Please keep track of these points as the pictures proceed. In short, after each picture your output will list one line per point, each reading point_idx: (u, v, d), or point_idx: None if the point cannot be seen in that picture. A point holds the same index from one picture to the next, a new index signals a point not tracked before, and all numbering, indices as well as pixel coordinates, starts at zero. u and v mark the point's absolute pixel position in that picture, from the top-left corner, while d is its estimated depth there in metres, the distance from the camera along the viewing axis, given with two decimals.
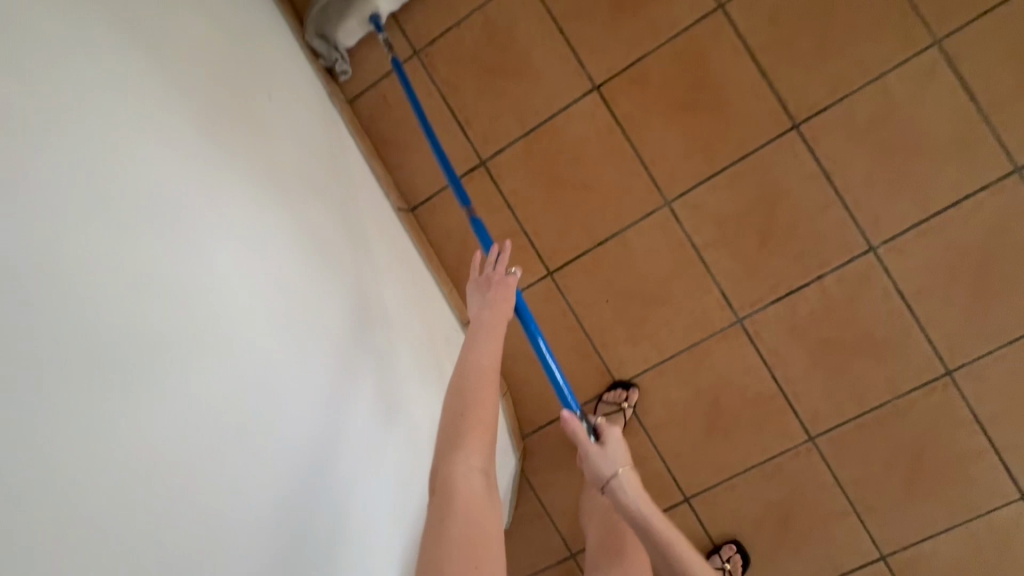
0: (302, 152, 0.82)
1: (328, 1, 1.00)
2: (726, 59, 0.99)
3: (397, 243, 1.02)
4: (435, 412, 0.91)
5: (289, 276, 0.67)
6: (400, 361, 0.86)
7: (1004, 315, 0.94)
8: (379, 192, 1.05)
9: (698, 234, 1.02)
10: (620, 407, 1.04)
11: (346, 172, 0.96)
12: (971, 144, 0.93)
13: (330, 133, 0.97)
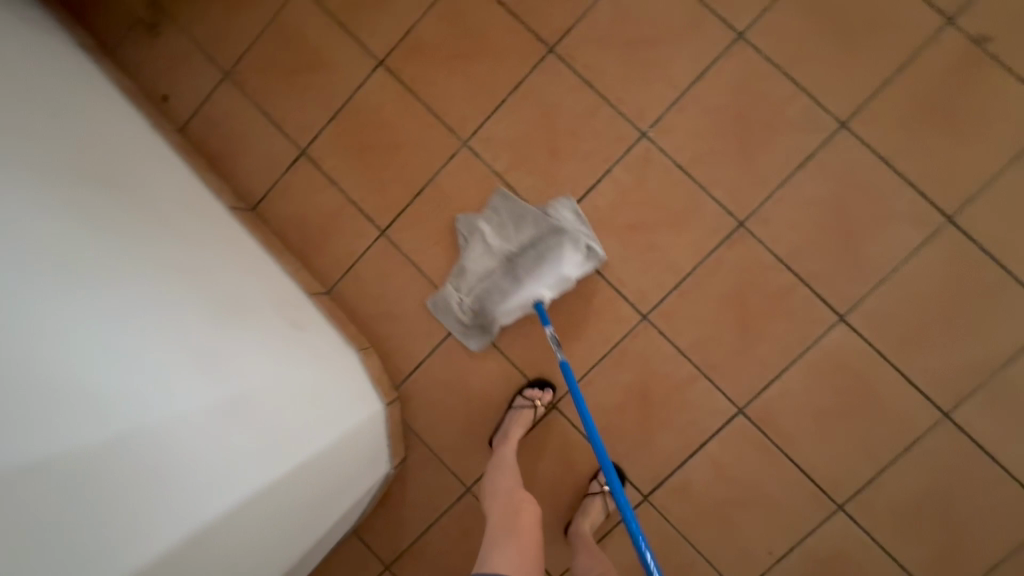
0: (143, 180, 0.94)
1: (498, 298, 1.10)
2: (480, 9, 1.13)
3: (220, 228, 1.07)
4: (285, 373, 0.92)
5: (97, 246, 0.71)
6: (239, 327, 0.89)
7: (771, 160, 1.05)
8: (199, 186, 1.11)
9: (499, 162, 1.14)
10: (532, 403, 1.09)
11: (158, 172, 1.01)
12: (696, 25, 1.07)
13: (139, 140, 1.03)
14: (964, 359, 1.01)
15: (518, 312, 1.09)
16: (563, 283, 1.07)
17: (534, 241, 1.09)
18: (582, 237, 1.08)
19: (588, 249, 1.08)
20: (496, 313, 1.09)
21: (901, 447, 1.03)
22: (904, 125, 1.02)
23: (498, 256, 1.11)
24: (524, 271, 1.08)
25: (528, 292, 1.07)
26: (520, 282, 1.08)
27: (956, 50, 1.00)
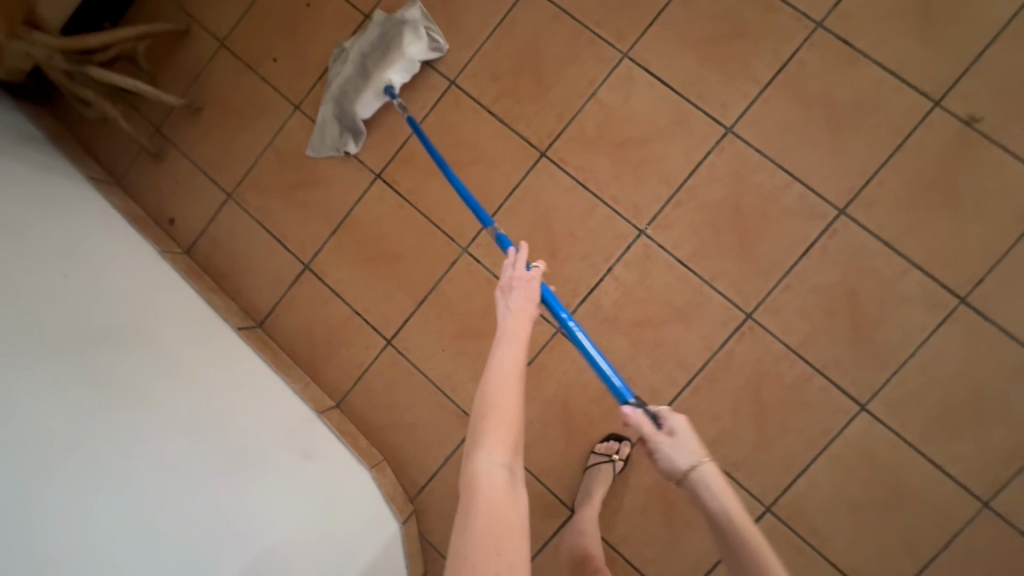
0: (179, 322, 1.02)
1: (348, 82, 1.16)
2: (471, 119, 1.16)
3: (230, 350, 1.09)
4: (279, 503, 0.90)
5: (72, 401, 0.73)
6: (232, 459, 0.88)
7: (773, 249, 1.04)
8: (209, 310, 1.13)
9: (499, 266, 1.14)
10: (610, 457, 1.04)
11: (168, 301, 1.04)
12: (684, 122, 1.08)
13: (150, 271, 1.07)
14: (998, 444, 0.97)
15: (377, 106, 1.17)
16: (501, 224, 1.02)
17: (380, 39, 1.15)
18: (423, 27, 1.15)
19: (432, 39, 1.16)
20: (357, 106, 1.16)
21: (943, 541, 0.98)
22: (905, 207, 1.01)
23: (357, 63, 1.15)
24: (385, 62, 1.14)
25: (378, 79, 1.14)
26: (371, 77, 1.15)
27: (948, 130, 1.00)
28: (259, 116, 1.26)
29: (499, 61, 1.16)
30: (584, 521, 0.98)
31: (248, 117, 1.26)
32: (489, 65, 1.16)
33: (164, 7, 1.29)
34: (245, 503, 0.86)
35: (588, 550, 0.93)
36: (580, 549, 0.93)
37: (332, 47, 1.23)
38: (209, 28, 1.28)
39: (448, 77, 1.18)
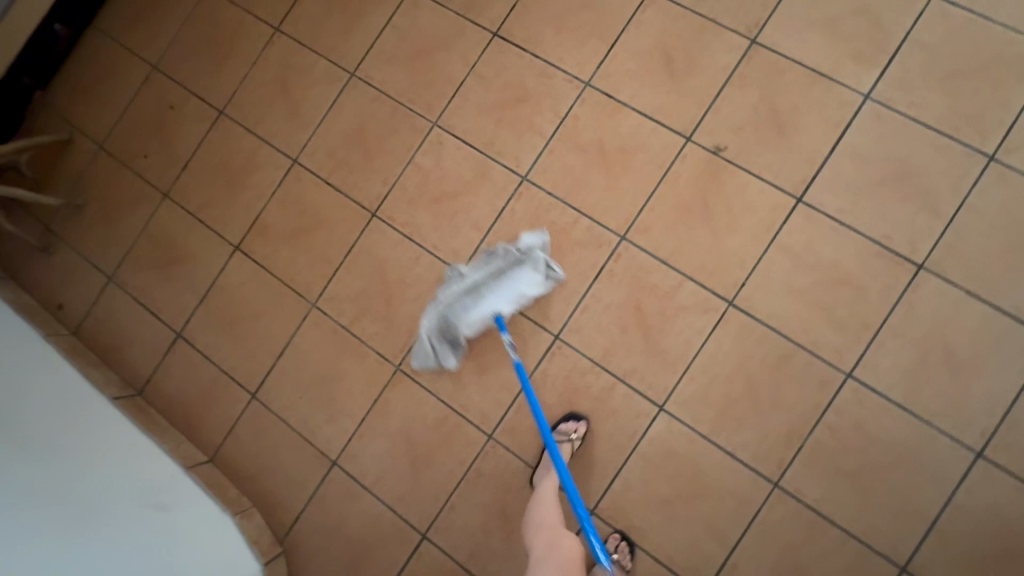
0: (40, 403, 1.13)
1: (456, 301, 1.20)
2: (312, 191, 1.33)
3: (100, 415, 1.20)
4: (101, 556, 0.99)
5: None
6: (55, 517, 0.99)
7: (570, 276, 1.19)
8: (83, 380, 1.25)
9: (344, 317, 1.28)
10: (569, 438, 1.11)
11: (40, 374, 1.18)
12: (487, 175, 1.26)
13: (28, 348, 1.22)
14: (777, 428, 1.09)
15: (480, 325, 1.19)
16: (523, 299, 1.18)
17: (502, 266, 1.19)
18: (540, 258, 1.19)
19: (548, 268, 1.19)
20: (461, 324, 1.18)
21: (743, 524, 1.08)
22: (674, 229, 1.17)
23: (469, 281, 1.20)
24: (482, 293, 1.18)
25: (489, 305, 1.18)
26: (482, 297, 1.18)
27: (700, 161, 1.18)
28: (133, 206, 1.42)
29: (332, 139, 1.34)
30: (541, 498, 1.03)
31: (124, 207, 1.42)
32: (325, 143, 1.35)
33: (50, 121, 1.48)
34: (89, 561, 0.97)
35: (547, 517, 1.00)
36: (539, 519, 1.00)
37: (194, 142, 1.41)
38: (90, 135, 1.46)
39: (291, 157, 1.36)
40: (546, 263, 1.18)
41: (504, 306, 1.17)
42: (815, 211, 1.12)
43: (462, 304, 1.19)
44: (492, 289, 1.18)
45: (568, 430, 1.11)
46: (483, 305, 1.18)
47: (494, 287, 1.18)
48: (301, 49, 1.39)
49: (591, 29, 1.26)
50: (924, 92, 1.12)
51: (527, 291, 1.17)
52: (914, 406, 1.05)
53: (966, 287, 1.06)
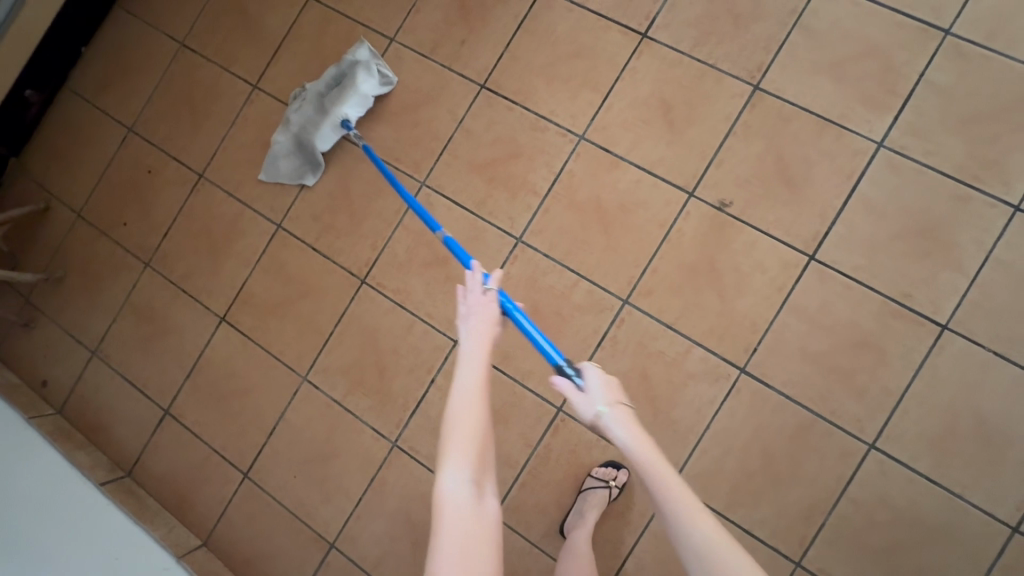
0: (17, 524, 1.09)
1: (307, 117, 1.26)
2: (298, 257, 1.28)
3: (85, 507, 1.14)
4: None
5: None
6: None
7: (571, 344, 1.13)
8: (67, 465, 1.18)
9: (336, 390, 1.22)
10: (607, 484, 1.05)
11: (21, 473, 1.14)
12: (481, 237, 1.19)
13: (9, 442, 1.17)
14: (797, 504, 1.03)
15: (335, 138, 1.26)
16: (366, 101, 1.25)
17: (335, 77, 1.27)
18: (372, 66, 1.26)
19: (382, 73, 1.26)
20: (314, 139, 1.25)
21: None
22: (679, 291, 1.10)
23: (312, 97, 1.27)
24: (326, 104, 1.25)
25: (334, 112, 1.24)
26: (327, 109, 1.25)
27: (704, 217, 1.11)
28: (114, 276, 1.36)
29: (317, 202, 1.28)
30: (575, 551, 0.98)
31: (104, 277, 1.37)
32: (309, 206, 1.29)
33: (26, 189, 1.43)
34: None
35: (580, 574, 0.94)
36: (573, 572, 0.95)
37: (173, 207, 1.35)
38: (66, 202, 1.41)
39: (275, 222, 1.30)
40: (377, 69, 1.26)
41: (352, 112, 1.25)
42: (830, 269, 1.06)
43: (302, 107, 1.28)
44: (319, 82, 1.27)
45: (609, 476, 1.06)
46: (313, 95, 1.27)
47: (330, 92, 1.26)
48: (281, 106, 1.33)
49: (584, 78, 1.19)
50: (941, 139, 1.05)
51: (367, 89, 1.25)
52: (943, 477, 0.99)
53: (995, 349, 1.00)
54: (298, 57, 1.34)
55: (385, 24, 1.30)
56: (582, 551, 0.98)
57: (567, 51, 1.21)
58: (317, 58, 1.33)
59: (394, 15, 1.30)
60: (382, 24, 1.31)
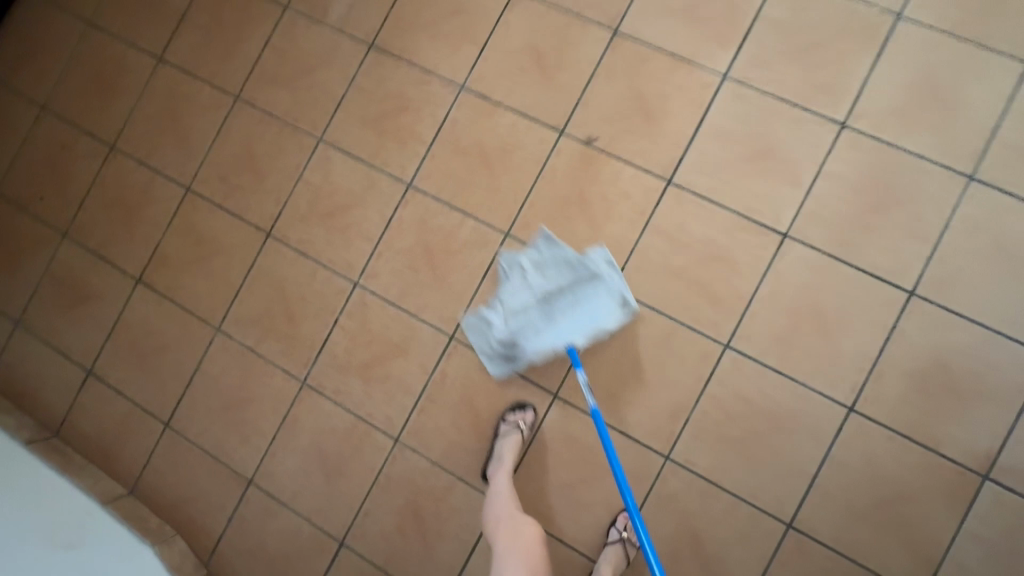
0: None
1: (525, 318, 1.16)
2: (208, 217, 1.35)
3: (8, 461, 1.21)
4: None
5: None
6: None
7: (460, 277, 1.22)
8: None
9: (249, 338, 1.30)
10: (517, 426, 1.13)
11: None
12: (375, 186, 1.28)
13: None
14: (665, 404, 1.13)
15: (548, 351, 1.15)
16: (600, 333, 1.14)
17: (568, 279, 1.16)
18: (614, 279, 1.15)
19: (620, 291, 1.15)
20: (525, 344, 1.15)
21: (641, 499, 1.12)
22: (554, 222, 1.20)
23: (538, 292, 1.16)
24: (553, 308, 1.16)
25: (558, 325, 1.15)
26: (554, 320, 1.15)
27: (574, 153, 1.21)
28: (33, 248, 1.42)
29: (223, 164, 1.36)
30: (496, 489, 1.08)
31: (24, 250, 1.42)
32: (216, 169, 1.36)
33: None
34: None
35: (504, 513, 1.03)
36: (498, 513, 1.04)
37: (88, 179, 1.42)
38: None
39: (184, 186, 1.37)
40: (621, 293, 1.14)
41: (577, 336, 1.13)
42: (685, 191, 1.16)
43: (538, 344, 1.15)
44: (564, 314, 1.15)
45: (517, 419, 1.14)
46: (551, 336, 1.14)
47: (565, 310, 1.16)
48: (185, 77, 1.40)
49: (462, 33, 1.28)
50: (778, 67, 1.16)
51: (605, 323, 1.14)
52: (789, 369, 1.10)
53: (828, 252, 1.11)
54: (199, 29, 1.41)
55: None
56: (502, 489, 1.07)
57: (446, 9, 1.30)
58: (216, 29, 1.40)
59: None
60: None
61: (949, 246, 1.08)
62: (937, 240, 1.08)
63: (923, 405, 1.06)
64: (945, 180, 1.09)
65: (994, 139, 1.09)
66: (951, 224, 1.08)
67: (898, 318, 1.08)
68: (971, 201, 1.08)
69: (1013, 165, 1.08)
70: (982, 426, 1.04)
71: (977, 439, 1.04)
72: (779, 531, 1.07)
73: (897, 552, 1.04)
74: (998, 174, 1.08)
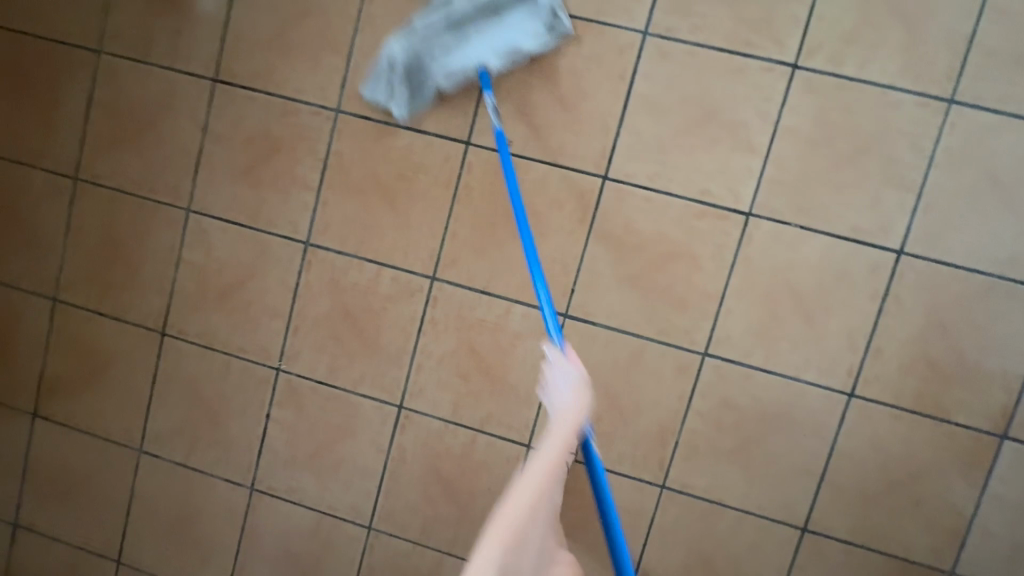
0: None
1: (441, 56, 0.95)
2: (88, 327, 1.14)
3: None
4: None
5: None
6: None
7: (392, 337, 1.06)
8: None
9: (177, 453, 1.14)
10: None
11: None
12: (267, 251, 1.08)
13: None
14: (648, 430, 1.01)
15: (460, 78, 0.96)
16: (517, 55, 0.96)
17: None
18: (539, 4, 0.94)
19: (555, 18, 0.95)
20: (438, 74, 0.96)
21: (643, 534, 1.02)
22: (480, 253, 1.02)
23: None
24: (467, 37, 0.95)
25: (478, 57, 0.95)
26: (467, 38, 0.95)
27: (487, 166, 1.01)
28: None
29: (85, 261, 1.13)
30: None
31: None
32: (79, 268, 1.14)
33: None
34: None
35: None
36: None
37: None
38: None
39: (50, 296, 1.15)
40: (551, 11, 0.94)
41: (490, 58, 0.95)
42: (624, 186, 0.98)
43: (445, 67, 0.96)
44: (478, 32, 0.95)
45: None
46: (462, 60, 0.95)
47: (479, 24, 0.95)
48: (5, 164, 1.14)
49: (320, 42, 1.04)
50: (705, 9, 0.94)
51: (523, 45, 0.95)
52: (778, 365, 0.97)
53: (800, 223, 0.95)
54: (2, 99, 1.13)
55: (84, 35, 1.10)
56: None
57: (292, 14, 1.04)
58: (23, 97, 1.13)
59: (89, 21, 1.10)
60: (80, 35, 1.10)
61: (935, 189, 0.93)
62: (920, 184, 0.93)
63: (929, 373, 0.95)
64: (921, 110, 0.92)
65: (972, 47, 0.90)
66: (934, 162, 0.92)
67: (888, 284, 0.94)
68: (954, 130, 0.92)
69: (997, 74, 0.90)
70: (993, 383, 0.94)
71: (990, 399, 0.94)
72: (793, 536, 0.99)
73: (917, 532, 0.97)
74: (980, 89, 0.91)
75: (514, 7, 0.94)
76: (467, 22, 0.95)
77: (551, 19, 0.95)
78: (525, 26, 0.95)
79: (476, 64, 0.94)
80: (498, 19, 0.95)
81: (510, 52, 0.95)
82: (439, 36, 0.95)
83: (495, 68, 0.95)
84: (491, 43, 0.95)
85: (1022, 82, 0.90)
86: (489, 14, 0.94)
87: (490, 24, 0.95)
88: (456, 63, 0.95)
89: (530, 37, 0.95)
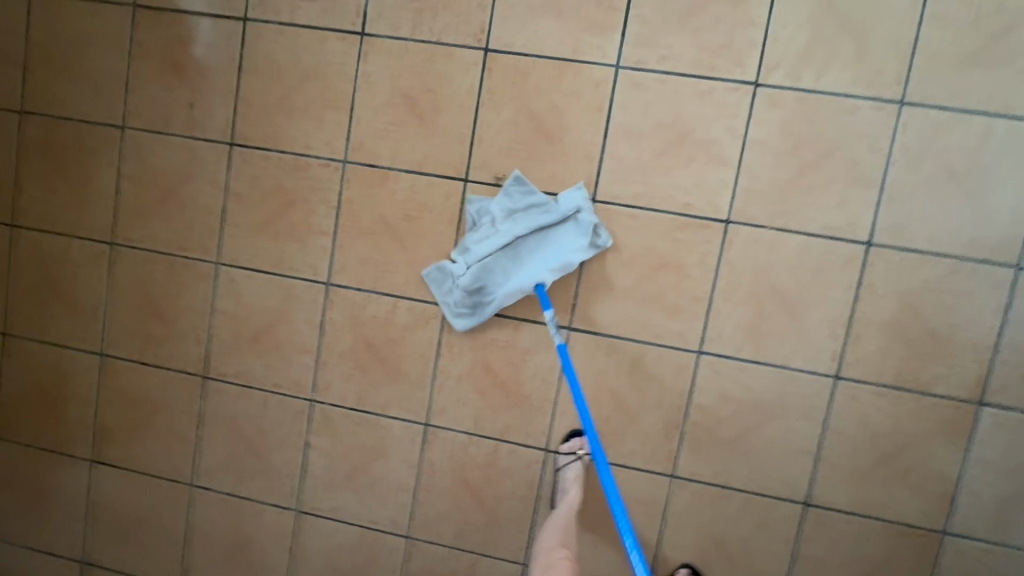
0: None
1: (495, 273, 1.08)
2: (135, 376, 1.25)
3: None
4: None
5: None
6: None
7: (412, 362, 1.15)
8: None
9: (225, 485, 1.24)
10: (577, 456, 1.09)
11: None
12: (291, 294, 1.18)
13: None
14: (654, 426, 1.10)
15: (517, 296, 1.07)
16: (567, 269, 1.06)
17: (534, 226, 1.06)
18: (586, 233, 1.05)
19: (594, 234, 1.06)
20: (496, 300, 1.07)
21: (658, 521, 1.12)
22: None
23: (503, 237, 1.06)
24: (513, 264, 1.08)
25: (524, 283, 1.06)
26: (522, 265, 1.08)
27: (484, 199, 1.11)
28: None
29: (127, 317, 1.24)
30: (552, 521, 1.04)
31: None
32: (122, 324, 1.25)
33: None
34: None
35: (549, 544, 1.00)
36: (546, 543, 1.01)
37: None
38: None
39: (97, 352, 1.26)
40: (592, 227, 1.05)
41: (544, 275, 1.06)
42: (612, 206, 1.07)
43: (507, 290, 1.07)
44: (533, 257, 1.08)
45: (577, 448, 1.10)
46: (519, 279, 1.07)
47: (534, 250, 1.08)
48: (47, 236, 1.25)
49: (324, 101, 1.14)
50: (670, 40, 1.04)
51: (572, 261, 1.05)
52: (767, 356, 1.06)
53: (775, 226, 1.04)
54: (39, 178, 1.24)
55: (108, 114, 1.21)
56: (557, 517, 1.04)
57: (296, 77, 1.14)
58: (57, 175, 1.24)
59: (112, 101, 1.21)
60: (106, 114, 1.21)
61: (895, 184, 1.01)
62: (881, 181, 1.02)
63: (905, 351, 1.03)
64: (875, 114, 1.01)
65: (916, 53, 0.99)
66: (892, 159, 1.01)
67: (861, 273, 1.03)
68: (907, 129, 1.00)
69: (943, 75, 0.99)
70: (965, 354, 1.02)
71: (964, 369, 1.02)
72: (796, 511, 1.08)
73: (909, 497, 1.05)
74: (929, 89, 0.99)
75: (558, 229, 1.06)
76: (520, 246, 1.08)
77: (595, 239, 1.06)
78: (573, 244, 1.06)
79: (532, 281, 1.05)
80: (546, 243, 1.07)
81: (564, 266, 1.06)
82: (496, 259, 1.08)
83: (550, 280, 1.06)
84: (545, 263, 1.07)
85: (964, 80, 0.99)
86: (530, 215, 1.07)
87: (542, 248, 1.08)
88: (514, 285, 1.06)
89: (580, 250, 1.06)
